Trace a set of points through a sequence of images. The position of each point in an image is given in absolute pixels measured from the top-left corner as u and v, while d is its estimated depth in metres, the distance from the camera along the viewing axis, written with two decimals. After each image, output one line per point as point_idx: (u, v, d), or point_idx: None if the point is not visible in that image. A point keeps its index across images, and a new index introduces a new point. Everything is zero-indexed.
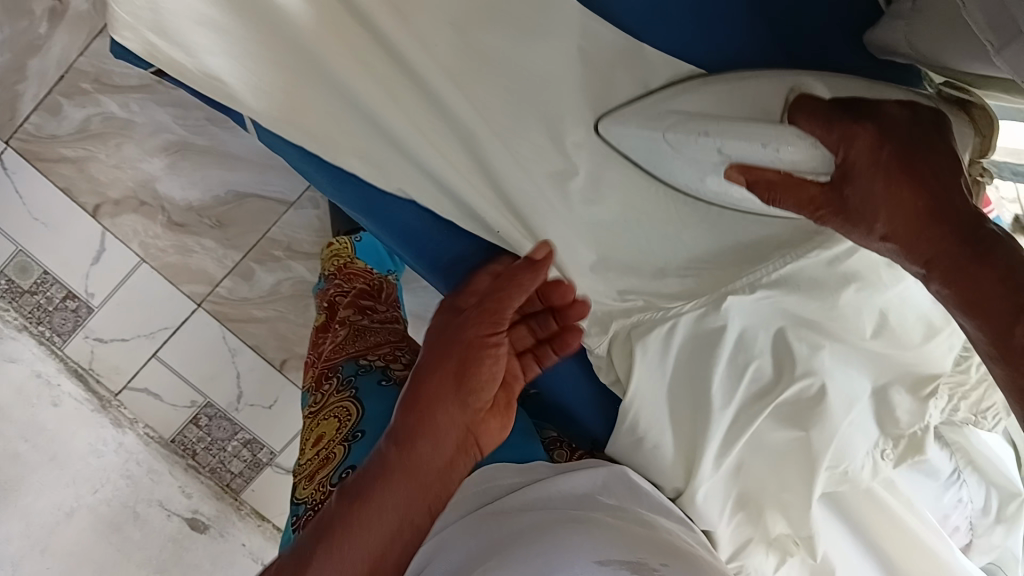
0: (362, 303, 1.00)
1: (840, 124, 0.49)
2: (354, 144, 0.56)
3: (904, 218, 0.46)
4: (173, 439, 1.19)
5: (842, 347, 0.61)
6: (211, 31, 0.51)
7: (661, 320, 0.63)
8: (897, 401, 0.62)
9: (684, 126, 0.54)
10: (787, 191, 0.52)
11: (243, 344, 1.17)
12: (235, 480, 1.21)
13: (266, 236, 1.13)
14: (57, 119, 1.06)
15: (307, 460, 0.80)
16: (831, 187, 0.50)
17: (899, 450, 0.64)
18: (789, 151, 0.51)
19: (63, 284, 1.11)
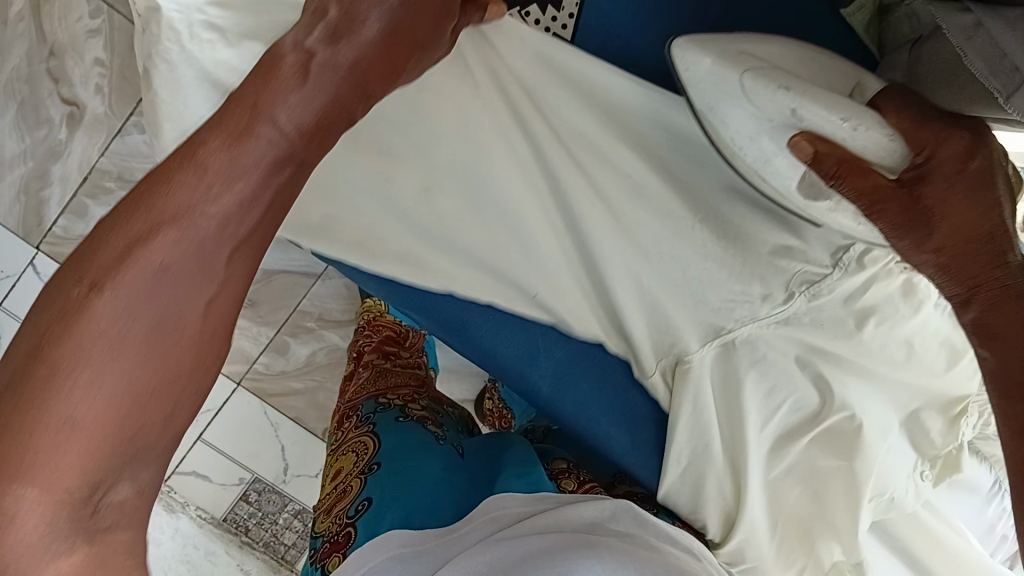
0: (387, 349, 1.03)
1: (934, 124, 0.49)
2: (400, 246, 0.70)
3: (966, 235, 0.51)
4: (225, 518, 1.20)
5: (851, 376, 0.68)
6: None
7: (698, 359, 0.69)
8: (924, 421, 0.70)
9: (763, 75, 0.53)
10: (850, 177, 0.50)
11: (284, 417, 1.18)
12: (290, 552, 1.22)
13: (296, 309, 1.15)
14: (84, 220, 1.10)
15: (326, 493, 0.81)
16: (905, 186, 0.50)
17: (936, 470, 0.71)
18: (867, 131, 0.50)
19: None
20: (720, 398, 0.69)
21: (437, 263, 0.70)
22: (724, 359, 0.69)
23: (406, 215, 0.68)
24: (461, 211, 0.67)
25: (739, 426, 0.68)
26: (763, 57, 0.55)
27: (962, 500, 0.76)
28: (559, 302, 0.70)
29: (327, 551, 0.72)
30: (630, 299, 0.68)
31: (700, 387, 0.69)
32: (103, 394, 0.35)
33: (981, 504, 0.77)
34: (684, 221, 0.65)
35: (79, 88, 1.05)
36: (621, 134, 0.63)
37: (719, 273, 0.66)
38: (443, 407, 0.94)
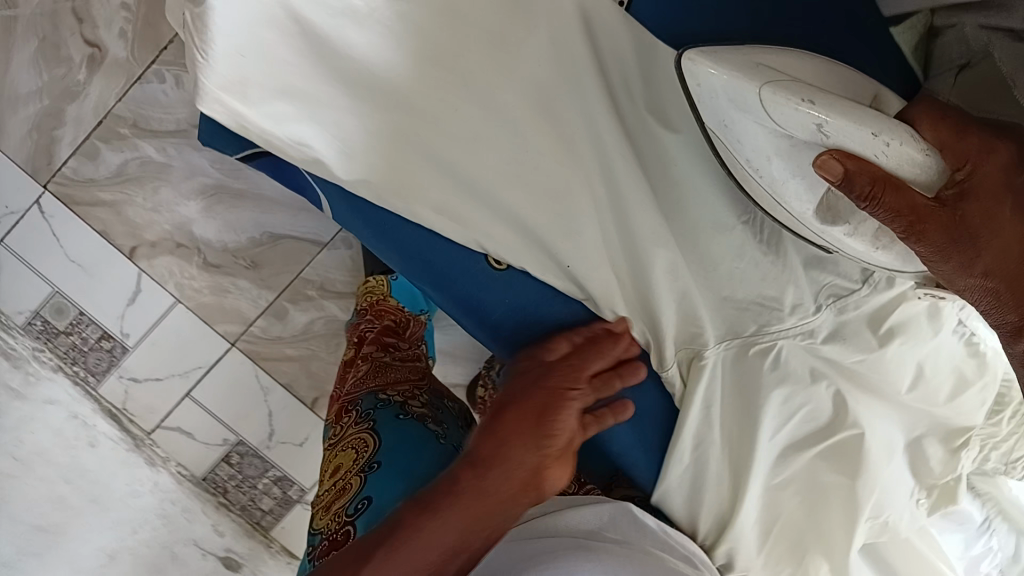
0: (386, 338, 1.01)
1: (971, 138, 0.53)
2: (436, 203, 0.62)
3: (1012, 259, 0.52)
4: (205, 477, 1.19)
5: (871, 398, 0.70)
6: (297, 106, 0.57)
7: (754, 335, 0.69)
8: (928, 449, 0.71)
9: (790, 88, 0.54)
10: (893, 194, 0.51)
11: (275, 381, 1.17)
12: (266, 518, 1.20)
13: (300, 275, 1.14)
14: (94, 163, 1.09)
15: (325, 488, 0.86)
16: (947, 204, 0.52)
17: (932, 499, 0.73)
18: (897, 147, 0.52)
19: (99, 325, 1.13)
20: (733, 396, 0.71)
21: (473, 218, 0.63)
22: (745, 356, 0.70)
23: (452, 173, 0.61)
24: (505, 179, 0.62)
25: (750, 430, 0.70)
26: (780, 70, 0.57)
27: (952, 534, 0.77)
28: (586, 271, 0.65)
29: (326, 549, 0.77)
30: (655, 274, 0.66)
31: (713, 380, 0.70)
32: None
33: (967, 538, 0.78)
34: (720, 210, 0.67)
35: (103, 30, 1.05)
36: (666, 120, 0.64)
37: (753, 275, 0.68)
38: (441, 401, 0.97)
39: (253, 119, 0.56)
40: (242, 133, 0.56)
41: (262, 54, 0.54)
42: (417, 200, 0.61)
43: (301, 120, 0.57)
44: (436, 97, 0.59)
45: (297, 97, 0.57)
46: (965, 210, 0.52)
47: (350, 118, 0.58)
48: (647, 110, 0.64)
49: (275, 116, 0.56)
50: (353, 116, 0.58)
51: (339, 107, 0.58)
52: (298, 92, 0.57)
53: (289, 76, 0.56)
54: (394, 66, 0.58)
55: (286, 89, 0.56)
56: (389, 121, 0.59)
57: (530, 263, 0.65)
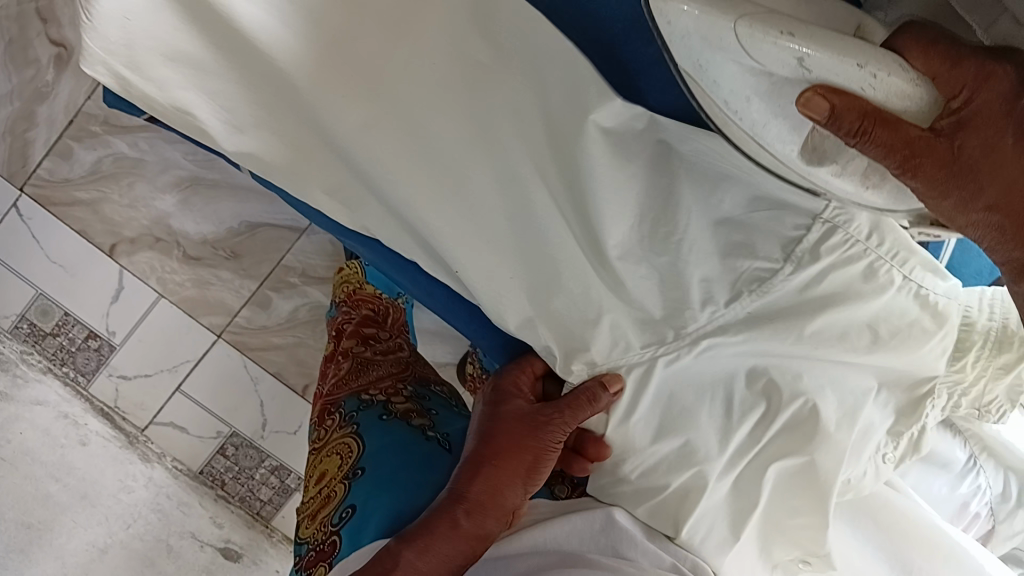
0: (364, 332, 0.98)
1: (973, 59, 0.38)
2: (322, 178, 0.60)
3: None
4: (202, 470, 1.18)
5: (823, 364, 0.59)
6: (182, 69, 0.55)
7: (687, 338, 0.58)
8: (888, 404, 0.63)
9: (766, 19, 0.41)
10: (884, 128, 0.39)
11: (264, 371, 1.17)
12: (265, 508, 1.20)
13: (281, 263, 1.15)
14: (69, 163, 1.09)
15: (312, 497, 0.81)
16: (937, 132, 0.39)
17: (899, 449, 0.64)
18: (889, 80, 0.39)
19: (84, 324, 1.14)
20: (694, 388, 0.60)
21: (364, 202, 0.61)
22: (684, 363, 0.59)
23: (351, 161, 0.58)
24: (405, 171, 0.57)
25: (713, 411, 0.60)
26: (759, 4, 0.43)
27: (933, 474, 0.72)
28: (485, 287, 0.60)
29: (313, 560, 0.73)
30: (571, 306, 0.59)
31: (642, 390, 0.60)
32: None
33: (949, 479, 0.72)
34: (643, 218, 0.57)
35: (68, 29, 1.06)
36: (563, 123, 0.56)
37: (703, 267, 0.57)
38: (427, 390, 0.90)
39: (137, 80, 0.55)
40: (126, 95, 0.56)
41: (154, 18, 0.53)
42: (313, 188, 0.61)
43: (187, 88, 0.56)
44: (320, 93, 0.55)
45: (185, 60, 0.55)
46: (965, 144, 0.38)
47: (236, 94, 0.57)
48: (554, 137, 0.56)
49: (160, 79, 0.55)
50: (236, 89, 0.56)
51: (226, 77, 0.56)
52: (184, 55, 0.55)
53: (175, 37, 0.54)
54: (289, 51, 0.54)
55: (175, 52, 0.55)
56: (266, 105, 0.57)
57: (424, 258, 0.63)
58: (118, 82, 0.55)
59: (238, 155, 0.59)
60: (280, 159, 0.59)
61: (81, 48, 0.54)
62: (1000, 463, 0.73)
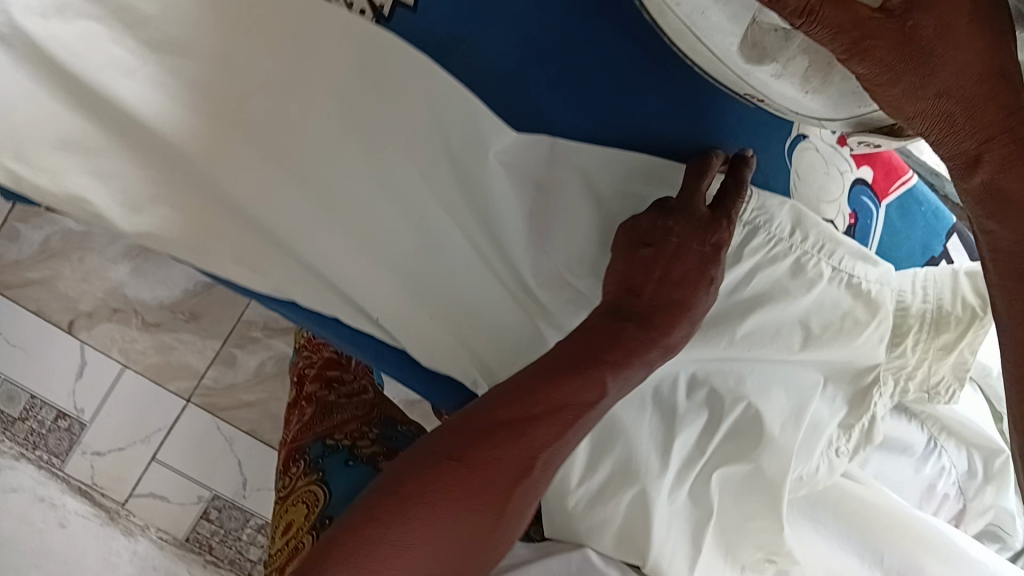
0: (329, 374, 0.93)
1: None
2: (236, 251, 0.57)
3: (972, 79, 0.39)
4: (187, 537, 1.15)
5: (766, 366, 0.58)
6: (76, 156, 0.54)
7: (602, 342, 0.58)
8: (837, 398, 0.61)
9: None
10: (832, 11, 0.38)
11: (238, 430, 1.16)
12: (257, 568, 1.15)
13: (242, 318, 1.14)
14: (17, 244, 1.10)
15: (278, 549, 0.74)
16: (896, 20, 0.38)
17: (852, 441, 0.62)
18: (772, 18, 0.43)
19: (51, 404, 1.12)
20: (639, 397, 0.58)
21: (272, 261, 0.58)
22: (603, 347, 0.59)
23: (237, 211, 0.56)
24: (310, 226, 0.56)
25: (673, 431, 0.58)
26: None
27: (894, 462, 0.69)
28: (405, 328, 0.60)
29: None
30: (486, 331, 0.60)
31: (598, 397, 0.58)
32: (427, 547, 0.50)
33: (914, 464, 0.70)
34: (554, 233, 0.56)
35: None
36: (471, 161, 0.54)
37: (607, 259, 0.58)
38: (394, 430, 0.85)
39: (25, 172, 0.54)
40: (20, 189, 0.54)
41: (38, 115, 0.53)
42: (218, 260, 0.58)
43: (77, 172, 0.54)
44: (213, 167, 0.55)
45: (76, 147, 0.54)
46: (927, 35, 0.38)
47: (124, 170, 0.55)
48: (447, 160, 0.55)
49: (52, 168, 0.54)
50: (135, 171, 0.55)
51: (127, 161, 0.55)
52: (80, 143, 0.54)
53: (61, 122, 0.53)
54: (183, 129, 0.54)
55: (64, 139, 0.53)
56: (163, 176, 0.55)
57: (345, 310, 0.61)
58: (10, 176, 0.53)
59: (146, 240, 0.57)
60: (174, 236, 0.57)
61: None
62: (962, 441, 0.72)
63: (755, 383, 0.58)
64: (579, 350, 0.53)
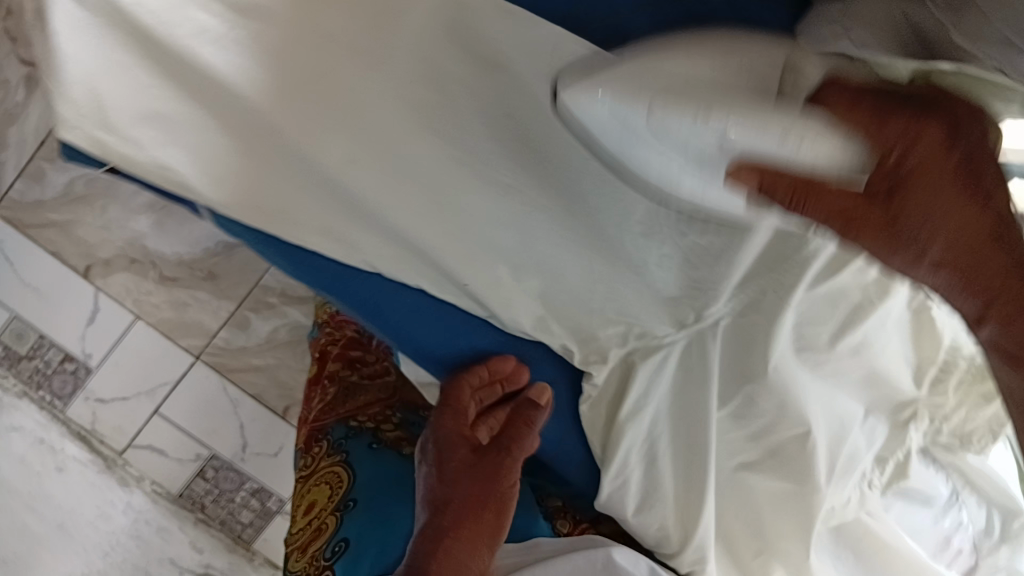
0: (351, 353, 0.88)
1: (907, 114, 0.36)
2: (278, 199, 0.51)
3: (965, 252, 0.38)
4: (181, 493, 1.15)
5: (821, 384, 0.57)
6: (155, 125, 0.48)
7: (656, 346, 0.56)
8: (876, 431, 0.60)
9: (679, 96, 0.39)
10: (816, 201, 0.39)
11: (244, 393, 1.15)
12: (247, 531, 1.15)
13: (259, 284, 1.13)
14: (41, 184, 1.07)
15: (297, 529, 0.70)
16: (883, 205, 0.38)
17: (885, 476, 0.61)
18: (813, 148, 0.38)
19: (59, 346, 1.12)
20: (672, 406, 0.57)
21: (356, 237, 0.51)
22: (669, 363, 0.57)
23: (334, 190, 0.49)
24: (416, 210, 0.50)
25: (695, 437, 0.56)
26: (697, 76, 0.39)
27: (914, 508, 0.63)
28: (496, 299, 0.54)
29: None
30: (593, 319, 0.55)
31: (656, 378, 0.56)
32: None
33: (932, 513, 0.64)
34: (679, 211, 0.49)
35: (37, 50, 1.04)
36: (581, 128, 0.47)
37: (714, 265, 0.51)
38: (416, 416, 0.84)
39: (113, 140, 0.48)
40: (122, 174, 0.55)
41: (126, 83, 0.47)
42: (291, 226, 0.52)
43: (164, 144, 0.48)
44: (284, 126, 0.47)
45: (159, 120, 0.48)
46: (908, 216, 0.38)
47: (204, 138, 0.49)
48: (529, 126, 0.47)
49: (136, 138, 0.48)
50: (219, 137, 0.49)
51: (193, 119, 0.48)
52: (158, 111, 0.48)
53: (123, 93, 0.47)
54: (256, 87, 0.46)
55: (143, 109, 0.48)
56: (243, 147, 0.49)
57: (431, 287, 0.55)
58: (82, 149, 0.51)
59: (227, 212, 0.52)
60: (248, 211, 0.51)
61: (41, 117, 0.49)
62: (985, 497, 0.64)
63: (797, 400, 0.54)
64: (495, 458, 0.61)
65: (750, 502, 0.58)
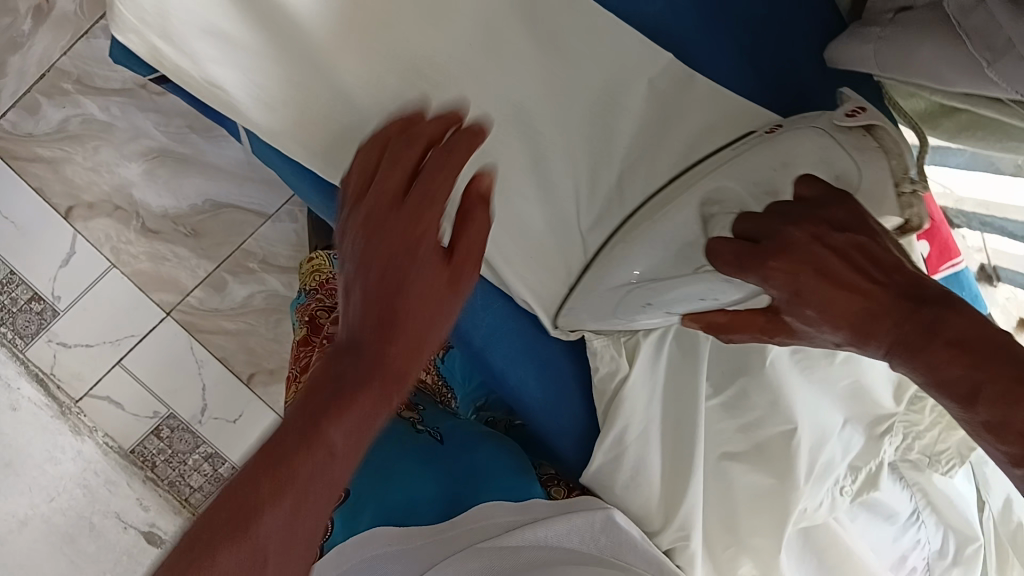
0: None
1: (749, 262, 0.45)
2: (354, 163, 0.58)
3: (857, 317, 0.40)
4: (133, 449, 1.14)
5: (813, 391, 0.62)
6: (214, 40, 0.55)
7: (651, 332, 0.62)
8: (852, 439, 0.64)
9: (632, 301, 0.56)
10: (740, 326, 0.48)
11: (210, 356, 1.14)
12: (194, 495, 1.15)
13: (242, 247, 1.13)
14: (34, 118, 1.05)
15: None
16: (773, 314, 0.45)
17: (857, 484, 0.65)
18: (727, 294, 0.49)
19: (29, 285, 1.09)
20: (668, 393, 0.65)
21: None
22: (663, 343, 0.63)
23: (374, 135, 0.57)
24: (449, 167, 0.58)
25: (682, 431, 0.64)
26: (632, 271, 0.55)
27: (877, 524, 0.71)
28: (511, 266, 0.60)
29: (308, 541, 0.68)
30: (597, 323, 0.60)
31: (658, 362, 0.64)
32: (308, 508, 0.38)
33: (893, 532, 0.71)
34: (667, 248, 0.53)
35: None
36: (614, 105, 0.59)
37: None
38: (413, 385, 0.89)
39: (170, 51, 0.55)
40: (157, 67, 0.55)
41: None
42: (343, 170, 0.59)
43: (218, 57, 0.55)
44: (331, 56, 0.56)
45: (224, 38, 0.55)
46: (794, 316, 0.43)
47: (263, 63, 0.56)
48: (598, 103, 0.59)
49: (195, 55, 0.55)
50: (273, 65, 0.56)
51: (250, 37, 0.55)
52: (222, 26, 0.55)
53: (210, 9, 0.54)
54: (314, 17, 0.55)
55: (210, 23, 0.54)
56: (294, 80, 0.56)
57: None
58: (151, 52, 0.54)
59: (268, 137, 0.58)
60: (288, 133, 0.58)
61: (111, 14, 0.53)
62: (941, 520, 0.72)
63: (788, 399, 0.61)
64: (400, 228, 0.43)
65: (731, 494, 0.65)
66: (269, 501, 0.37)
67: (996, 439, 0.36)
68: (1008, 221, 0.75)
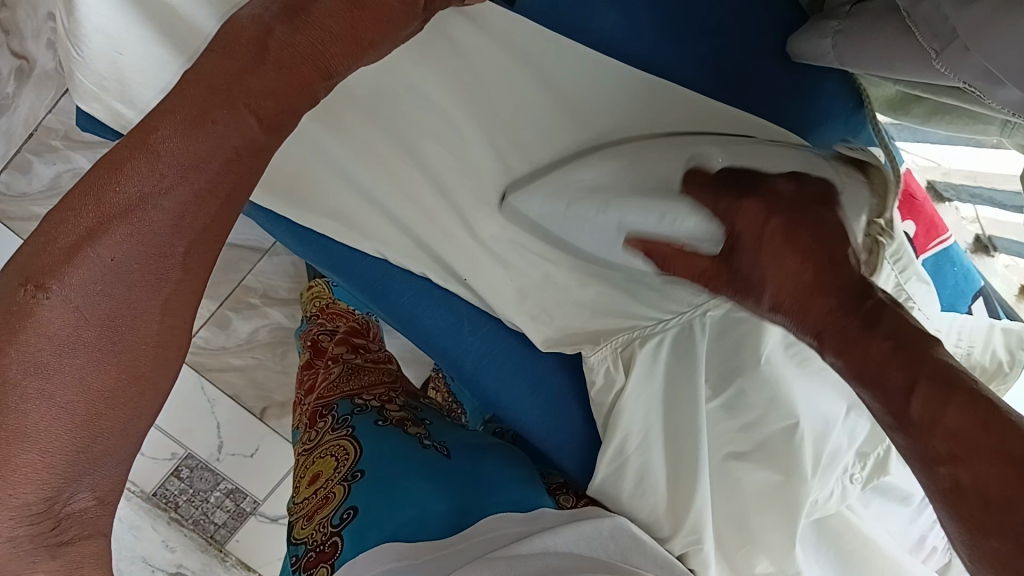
0: (354, 341, 0.97)
1: (724, 199, 0.50)
2: (327, 208, 0.62)
3: (805, 293, 0.44)
4: (155, 492, 1.15)
5: (812, 382, 0.62)
6: None
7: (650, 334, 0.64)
8: (858, 427, 0.63)
9: (583, 205, 0.56)
10: (680, 264, 0.52)
11: (221, 393, 1.14)
12: (219, 531, 1.19)
13: (241, 283, 1.12)
14: (26, 177, 1.06)
15: (303, 499, 0.75)
16: (719, 259, 0.50)
17: (866, 470, 0.65)
18: (681, 226, 0.52)
19: None
20: (668, 397, 0.65)
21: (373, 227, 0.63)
22: (659, 359, 0.64)
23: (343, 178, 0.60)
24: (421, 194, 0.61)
25: (681, 434, 0.64)
26: (589, 188, 0.57)
27: (893, 510, 0.71)
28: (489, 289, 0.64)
29: (313, 562, 0.67)
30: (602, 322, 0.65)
31: (654, 364, 0.64)
32: (80, 329, 0.35)
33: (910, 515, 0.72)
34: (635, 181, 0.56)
35: (31, 42, 1.02)
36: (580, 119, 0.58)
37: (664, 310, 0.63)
38: (419, 402, 0.89)
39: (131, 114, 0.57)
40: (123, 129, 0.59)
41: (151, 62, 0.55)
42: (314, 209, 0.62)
43: None
44: None
45: None
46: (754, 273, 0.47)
47: None
48: (566, 117, 0.58)
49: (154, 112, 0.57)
50: None
51: None
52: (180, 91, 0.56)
53: (165, 71, 0.55)
54: None
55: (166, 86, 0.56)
56: None
57: (431, 268, 0.64)
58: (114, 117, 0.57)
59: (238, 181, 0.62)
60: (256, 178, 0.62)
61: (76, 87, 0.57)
62: None
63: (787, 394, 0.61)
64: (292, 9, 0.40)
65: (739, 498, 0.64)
66: (96, 238, 0.35)
67: (925, 441, 0.38)
68: (997, 193, 0.75)
